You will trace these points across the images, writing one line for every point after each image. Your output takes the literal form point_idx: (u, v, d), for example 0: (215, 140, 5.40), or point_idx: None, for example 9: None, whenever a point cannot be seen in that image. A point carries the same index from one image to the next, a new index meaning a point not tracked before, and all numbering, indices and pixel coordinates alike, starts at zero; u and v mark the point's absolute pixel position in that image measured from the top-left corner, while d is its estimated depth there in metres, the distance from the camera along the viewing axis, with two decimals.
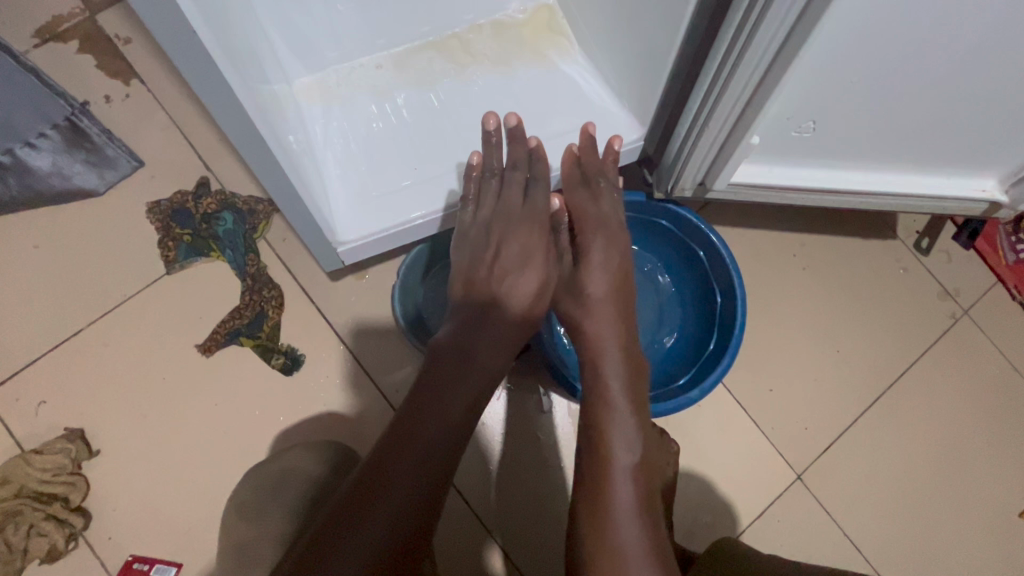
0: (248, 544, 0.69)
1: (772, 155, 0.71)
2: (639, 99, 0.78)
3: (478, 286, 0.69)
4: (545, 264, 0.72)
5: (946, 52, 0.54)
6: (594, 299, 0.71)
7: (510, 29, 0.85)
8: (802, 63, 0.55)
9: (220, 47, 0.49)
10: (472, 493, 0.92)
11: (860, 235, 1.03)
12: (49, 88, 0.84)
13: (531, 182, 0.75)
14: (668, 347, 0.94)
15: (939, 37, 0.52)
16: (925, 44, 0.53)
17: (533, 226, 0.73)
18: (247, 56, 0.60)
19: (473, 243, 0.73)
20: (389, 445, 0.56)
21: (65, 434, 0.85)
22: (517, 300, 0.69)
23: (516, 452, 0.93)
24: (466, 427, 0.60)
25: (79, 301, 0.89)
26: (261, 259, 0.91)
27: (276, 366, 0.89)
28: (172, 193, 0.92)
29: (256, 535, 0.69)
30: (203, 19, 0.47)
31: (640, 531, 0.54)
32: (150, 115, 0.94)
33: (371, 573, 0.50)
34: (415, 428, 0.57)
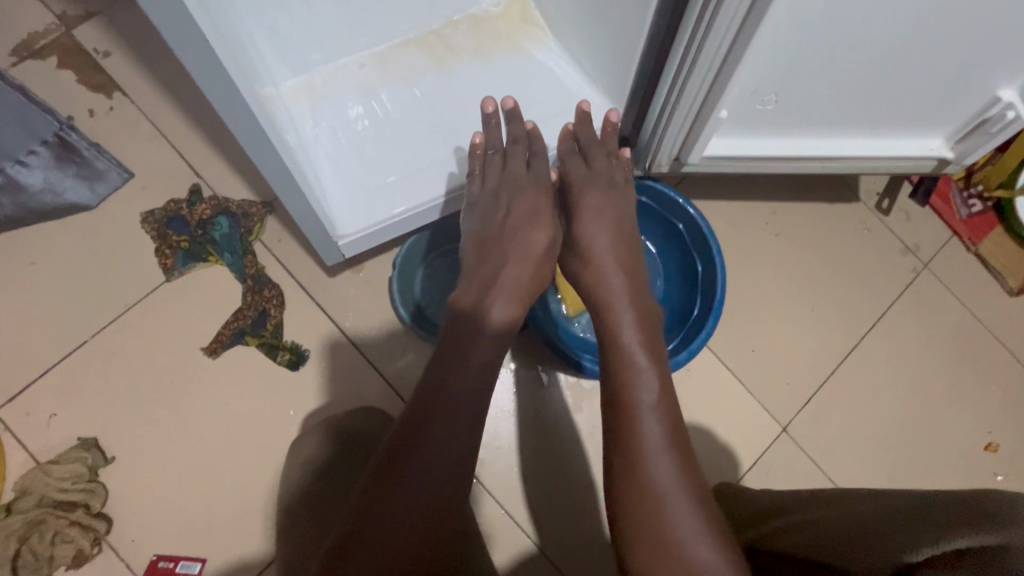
0: (299, 503, 0.77)
1: (740, 127, 0.76)
2: (613, 82, 0.82)
3: (489, 252, 0.72)
4: (551, 228, 0.75)
5: (887, 25, 0.59)
6: (602, 255, 0.73)
7: (486, 22, 0.89)
8: (760, 40, 0.60)
9: (220, 53, 0.52)
10: (485, 466, 0.97)
11: (826, 200, 1.10)
12: (35, 105, 0.84)
13: (531, 156, 0.79)
14: None
15: (880, 11, 0.57)
16: (868, 18, 0.58)
17: (536, 193, 0.77)
18: (239, 61, 0.63)
19: (481, 213, 0.76)
20: (417, 410, 0.60)
21: (79, 443, 0.87)
22: (526, 263, 0.72)
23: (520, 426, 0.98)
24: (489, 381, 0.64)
25: (80, 314, 0.91)
26: (259, 260, 0.94)
27: (282, 362, 0.92)
28: (164, 202, 0.94)
29: (303, 494, 0.77)
30: (205, 28, 0.50)
31: (670, 466, 0.56)
32: (136, 126, 0.95)
33: (422, 513, 0.56)
34: (440, 393, 0.61)
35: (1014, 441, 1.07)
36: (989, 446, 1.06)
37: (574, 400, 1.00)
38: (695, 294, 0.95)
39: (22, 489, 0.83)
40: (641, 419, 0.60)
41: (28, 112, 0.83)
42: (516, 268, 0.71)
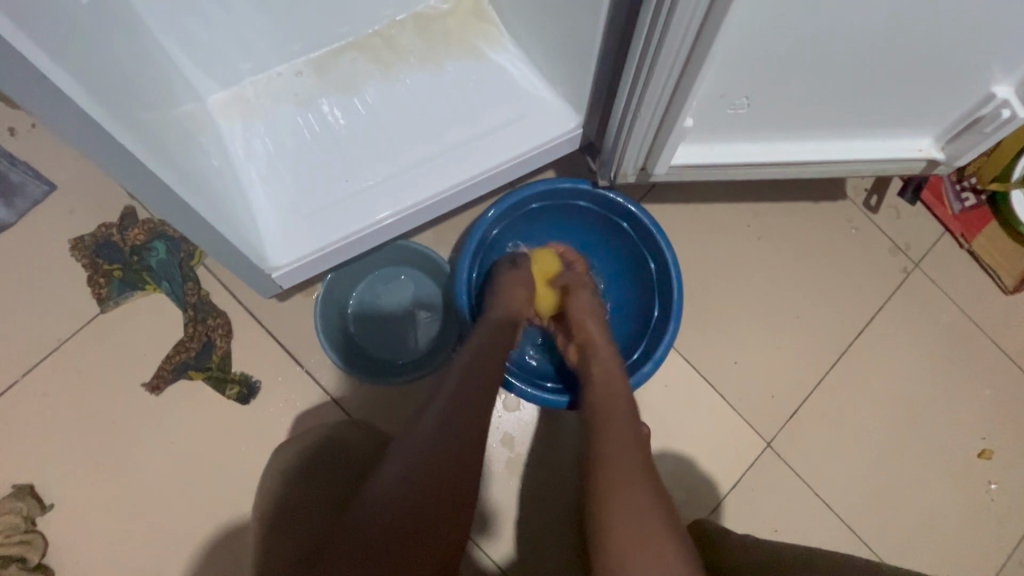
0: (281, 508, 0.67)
1: (710, 133, 0.69)
2: (573, 85, 0.75)
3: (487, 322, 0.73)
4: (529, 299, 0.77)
5: (866, 20, 0.53)
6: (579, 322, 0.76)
7: (434, 21, 0.81)
8: (723, 41, 0.53)
9: (87, 82, 0.45)
10: None
11: (812, 199, 1.04)
12: None
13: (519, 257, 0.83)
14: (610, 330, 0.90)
15: (857, 7, 0.51)
16: (844, 14, 0.52)
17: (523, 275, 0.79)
18: (139, 82, 0.56)
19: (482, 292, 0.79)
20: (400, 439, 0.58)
21: (15, 491, 0.81)
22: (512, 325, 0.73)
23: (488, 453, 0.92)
24: (463, 388, 0.62)
25: (11, 351, 0.84)
26: (202, 287, 0.87)
27: (231, 396, 0.86)
28: (96, 227, 0.87)
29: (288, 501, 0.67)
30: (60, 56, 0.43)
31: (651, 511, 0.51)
32: (61, 145, 0.88)
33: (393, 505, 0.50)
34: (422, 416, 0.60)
35: (1008, 448, 1.02)
36: (982, 453, 1.01)
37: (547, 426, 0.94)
38: (654, 295, 0.86)
39: None
40: (619, 423, 0.61)
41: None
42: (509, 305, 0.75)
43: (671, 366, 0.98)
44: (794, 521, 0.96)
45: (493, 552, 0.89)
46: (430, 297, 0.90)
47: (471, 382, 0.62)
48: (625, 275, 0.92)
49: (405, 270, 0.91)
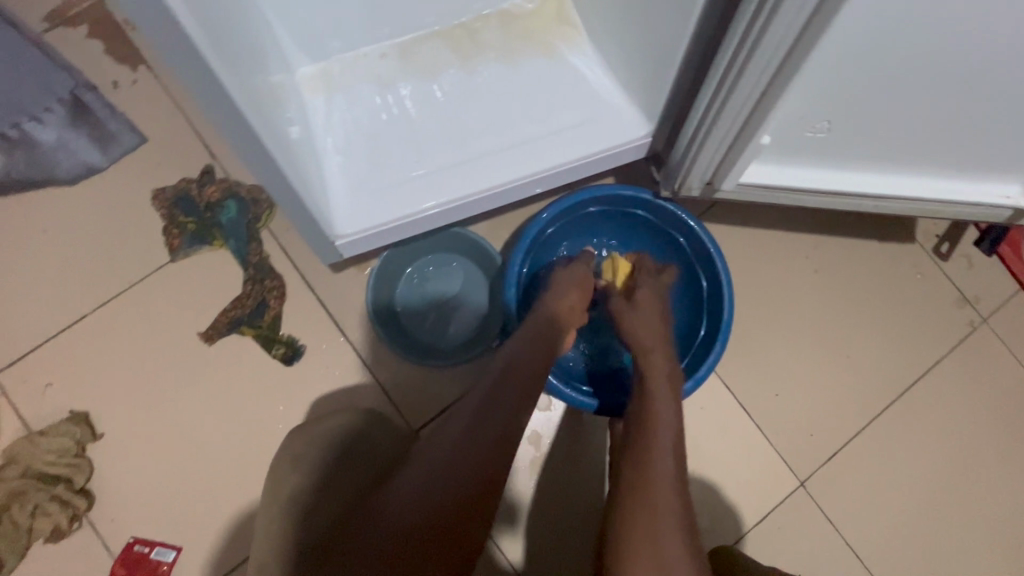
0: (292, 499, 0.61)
1: (784, 155, 0.68)
2: (648, 93, 0.75)
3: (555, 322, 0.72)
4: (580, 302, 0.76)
5: (970, 53, 0.51)
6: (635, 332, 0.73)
7: (518, 19, 0.83)
8: (815, 59, 0.52)
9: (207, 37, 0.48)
10: None
11: (878, 238, 1.00)
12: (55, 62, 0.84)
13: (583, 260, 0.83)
14: None
15: (963, 38, 0.49)
16: (947, 45, 0.50)
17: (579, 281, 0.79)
18: (244, 45, 0.60)
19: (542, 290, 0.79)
20: (440, 436, 0.59)
21: (71, 416, 0.86)
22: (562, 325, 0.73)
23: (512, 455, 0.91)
24: (480, 405, 0.61)
25: (85, 285, 0.90)
26: (264, 249, 0.91)
27: (277, 356, 0.89)
28: (177, 180, 0.92)
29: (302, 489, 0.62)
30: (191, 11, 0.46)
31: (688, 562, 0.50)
32: (157, 101, 0.94)
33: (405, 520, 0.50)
34: (467, 415, 0.60)
35: None
36: None
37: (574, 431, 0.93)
38: (700, 313, 0.85)
39: (9, 456, 0.83)
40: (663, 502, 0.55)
41: (46, 68, 0.83)
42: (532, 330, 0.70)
43: (709, 390, 0.96)
44: (820, 568, 0.92)
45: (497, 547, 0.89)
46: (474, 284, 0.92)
47: (511, 390, 0.62)
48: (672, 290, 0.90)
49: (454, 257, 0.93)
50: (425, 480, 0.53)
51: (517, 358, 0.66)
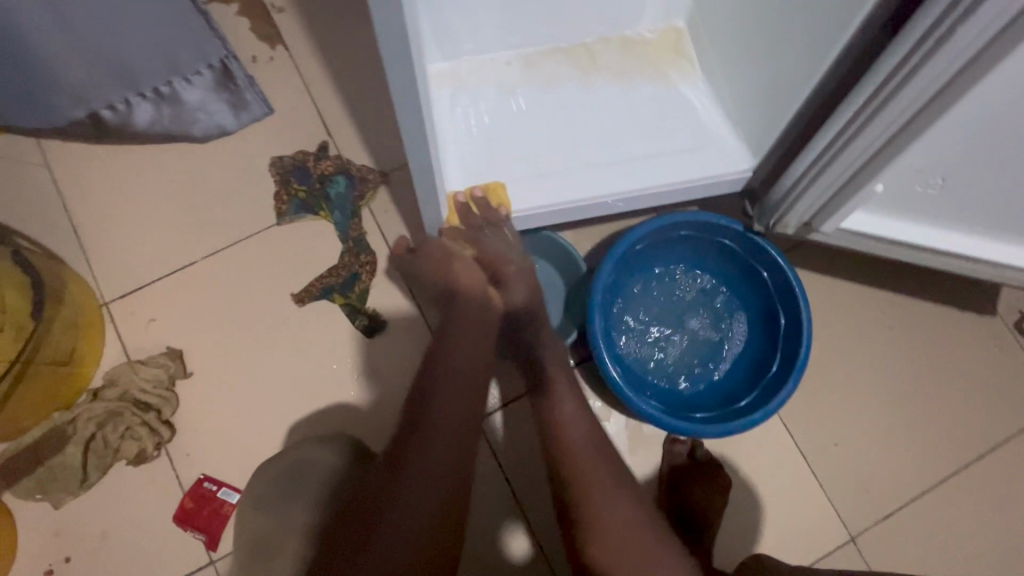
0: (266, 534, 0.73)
1: (890, 209, 0.71)
2: (758, 129, 0.78)
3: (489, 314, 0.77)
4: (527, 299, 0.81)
5: None
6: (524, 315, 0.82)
7: (637, 45, 0.88)
8: (948, 117, 0.56)
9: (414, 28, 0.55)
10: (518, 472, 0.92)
11: (958, 304, 0.99)
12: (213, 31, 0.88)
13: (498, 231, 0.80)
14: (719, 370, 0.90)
15: None
16: None
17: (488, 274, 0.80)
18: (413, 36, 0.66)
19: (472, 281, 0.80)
20: (418, 420, 0.65)
21: (167, 350, 0.92)
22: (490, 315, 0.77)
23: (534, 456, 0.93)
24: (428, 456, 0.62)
25: (199, 235, 0.98)
26: (363, 225, 0.97)
27: (359, 326, 0.94)
28: (294, 151, 1.00)
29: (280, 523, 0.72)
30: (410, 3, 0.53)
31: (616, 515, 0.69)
32: (288, 78, 1.02)
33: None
34: (440, 404, 0.65)
35: None
36: None
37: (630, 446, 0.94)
38: (775, 345, 0.86)
39: (110, 378, 0.89)
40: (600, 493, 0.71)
41: (199, 36, 0.87)
42: (465, 322, 0.74)
43: (768, 427, 0.96)
44: None
45: (524, 544, 0.90)
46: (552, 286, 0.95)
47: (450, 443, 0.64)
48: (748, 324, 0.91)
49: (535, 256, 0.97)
50: (430, 469, 0.61)
51: (469, 346, 0.72)
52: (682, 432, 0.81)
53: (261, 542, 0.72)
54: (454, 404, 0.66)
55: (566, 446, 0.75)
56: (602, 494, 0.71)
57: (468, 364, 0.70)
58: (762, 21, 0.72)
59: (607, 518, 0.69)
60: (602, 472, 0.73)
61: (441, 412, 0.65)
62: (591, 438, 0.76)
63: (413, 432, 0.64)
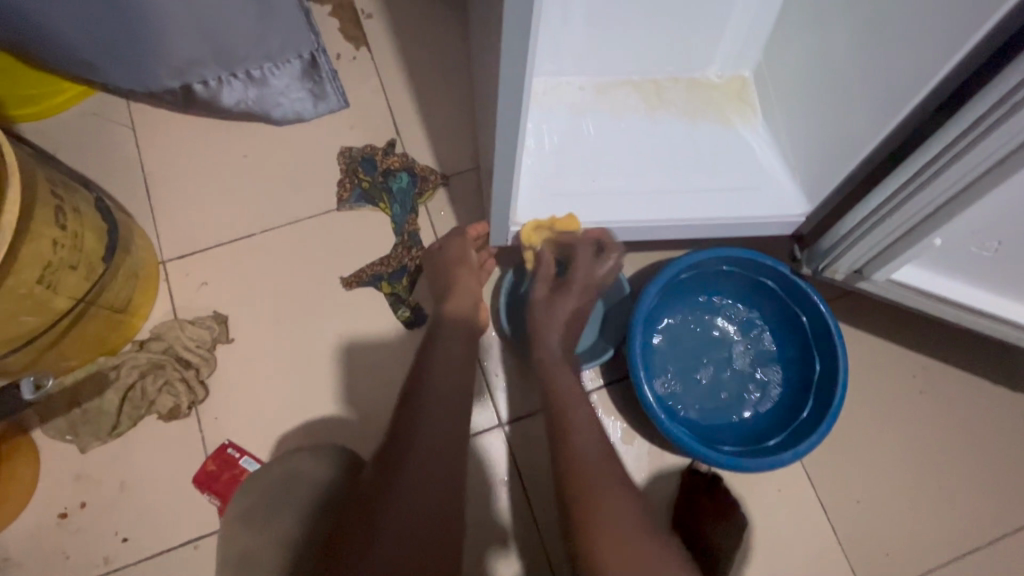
0: (254, 553, 0.72)
1: (939, 263, 0.75)
2: (814, 178, 0.82)
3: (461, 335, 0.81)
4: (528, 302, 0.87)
5: None
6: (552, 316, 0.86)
7: (703, 87, 0.92)
8: (1010, 183, 0.59)
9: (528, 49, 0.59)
10: (532, 481, 0.93)
11: (992, 378, 1.00)
12: (309, 25, 0.96)
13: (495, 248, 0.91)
14: (749, 407, 0.90)
15: None
16: None
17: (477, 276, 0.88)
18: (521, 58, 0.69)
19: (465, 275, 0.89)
20: (405, 434, 0.66)
21: (213, 314, 0.95)
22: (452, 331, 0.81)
23: (527, 473, 0.93)
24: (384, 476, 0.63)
25: (261, 210, 1.02)
26: (418, 222, 1.01)
27: (400, 317, 0.97)
28: (364, 145, 1.05)
29: (265, 543, 0.72)
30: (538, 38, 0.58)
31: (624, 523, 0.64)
32: (366, 78, 1.09)
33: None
34: (424, 425, 0.67)
35: None
36: None
37: (650, 473, 0.94)
38: (807, 390, 0.87)
39: (156, 333, 0.92)
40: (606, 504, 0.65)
41: (295, 31, 0.95)
42: (453, 350, 0.78)
43: (791, 474, 0.95)
44: None
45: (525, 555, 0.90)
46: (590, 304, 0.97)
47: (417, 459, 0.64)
48: (781, 366, 0.91)
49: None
50: (421, 476, 0.62)
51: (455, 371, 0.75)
52: (710, 462, 0.81)
53: (246, 562, 0.72)
54: (440, 424, 0.68)
55: (573, 460, 0.70)
56: (610, 507, 0.65)
57: (455, 389, 0.72)
58: (825, 78, 0.77)
59: (626, 538, 0.62)
60: (611, 483, 0.68)
61: (426, 431, 0.67)
62: (606, 462, 0.71)
63: (402, 447, 0.65)
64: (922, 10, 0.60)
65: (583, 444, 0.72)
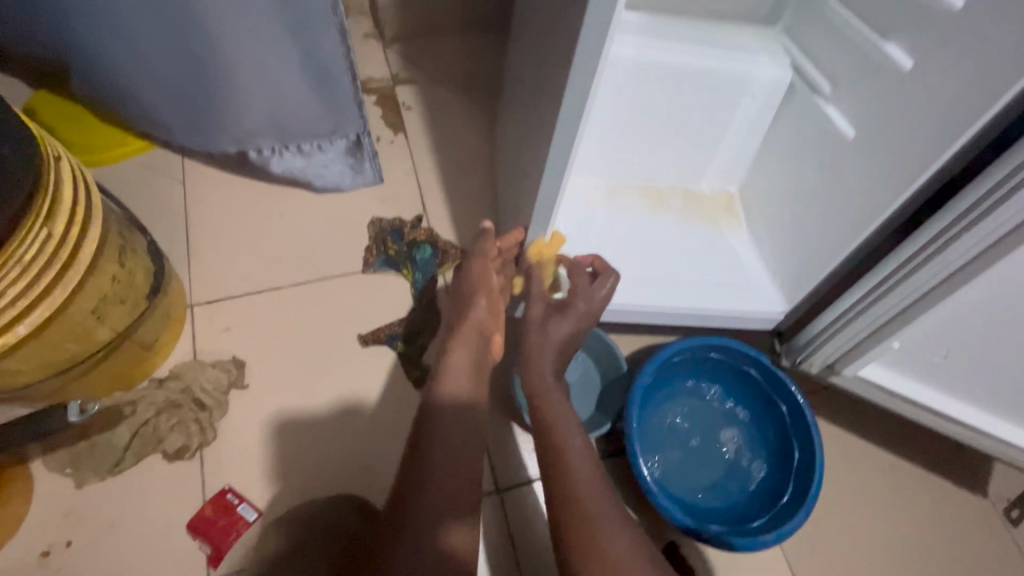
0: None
1: (898, 361, 0.87)
2: (792, 282, 0.94)
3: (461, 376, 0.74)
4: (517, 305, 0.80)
5: None
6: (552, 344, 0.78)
7: (698, 196, 1.05)
8: (958, 294, 0.73)
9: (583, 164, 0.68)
10: (525, 552, 0.94)
11: (953, 480, 1.07)
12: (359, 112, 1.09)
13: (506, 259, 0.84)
14: (734, 489, 0.96)
15: None
16: None
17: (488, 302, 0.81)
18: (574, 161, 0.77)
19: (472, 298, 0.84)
20: (406, 469, 0.66)
21: (231, 360, 0.99)
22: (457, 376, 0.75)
23: (521, 544, 0.95)
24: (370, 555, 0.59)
25: (291, 266, 1.10)
26: (436, 289, 1.09)
27: (411, 377, 1.02)
28: (393, 217, 1.16)
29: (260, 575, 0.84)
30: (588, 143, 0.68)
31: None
32: (401, 160, 1.22)
33: None
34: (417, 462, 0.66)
35: None
36: None
37: None
38: (788, 476, 0.93)
39: (176, 372, 0.96)
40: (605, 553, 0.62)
41: (348, 115, 1.08)
42: (452, 376, 0.74)
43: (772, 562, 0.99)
44: None
45: None
46: (589, 379, 1.03)
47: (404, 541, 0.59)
48: (763, 452, 0.98)
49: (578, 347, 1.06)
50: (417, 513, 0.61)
51: (450, 395, 0.72)
52: (697, 537, 0.85)
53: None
54: (434, 454, 0.66)
55: (569, 502, 0.67)
56: (606, 533, 0.63)
57: (451, 417, 0.70)
58: (801, 201, 0.91)
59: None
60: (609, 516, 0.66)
61: (421, 462, 0.66)
62: (599, 496, 0.68)
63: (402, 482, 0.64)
64: (884, 161, 0.75)
65: (582, 480, 0.69)
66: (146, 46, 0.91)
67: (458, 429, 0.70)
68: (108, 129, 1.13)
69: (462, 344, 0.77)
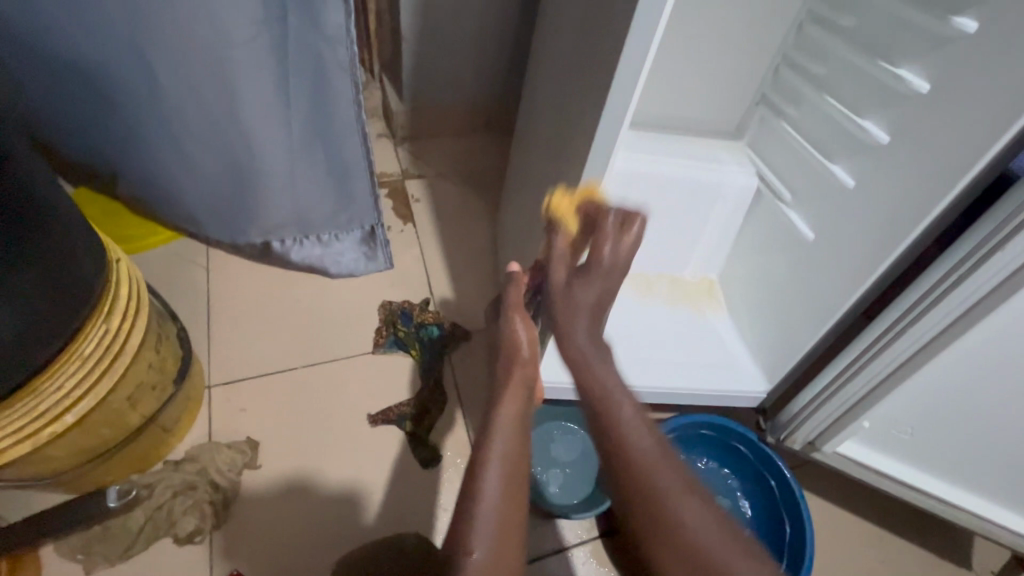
0: None
1: (872, 438, 0.95)
2: (772, 363, 1.03)
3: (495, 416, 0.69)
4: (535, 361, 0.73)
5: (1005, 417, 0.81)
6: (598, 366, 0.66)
7: (683, 284, 1.16)
8: (916, 378, 0.83)
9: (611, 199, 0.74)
10: None
11: (939, 552, 1.12)
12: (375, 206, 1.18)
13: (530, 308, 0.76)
14: None
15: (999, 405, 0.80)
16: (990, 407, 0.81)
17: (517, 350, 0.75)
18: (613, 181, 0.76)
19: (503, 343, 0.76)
20: (456, 546, 0.60)
21: (244, 440, 1.03)
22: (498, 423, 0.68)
23: None
24: None
25: (305, 347, 1.16)
26: (442, 369, 1.16)
27: (418, 456, 1.06)
28: (402, 300, 1.25)
29: None
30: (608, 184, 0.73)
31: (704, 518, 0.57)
32: (410, 247, 1.33)
33: None
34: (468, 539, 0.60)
35: None
36: None
37: None
38: (781, 551, 0.98)
39: (192, 454, 0.99)
40: (676, 500, 0.58)
41: (365, 209, 1.19)
42: (495, 431, 0.67)
43: None
44: None
45: None
46: (589, 456, 1.09)
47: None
48: (757, 527, 1.03)
49: (576, 424, 1.12)
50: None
51: (497, 453, 0.65)
52: None
53: None
54: (484, 528, 0.61)
55: (635, 469, 0.60)
56: (676, 507, 0.57)
57: (499, 481, 0.64)
58: (773, 290, 1.02)
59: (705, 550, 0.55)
60: (680, 504, 0.58)
61: (473, 539, 0.60)
62: (665, 464, 0.61)
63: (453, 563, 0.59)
64: (841, 261, 0.87)
65: (642, 452, 0.61)
66: (194, 155, 1.03)
67: (509, 489, 0.64)
68: (141, 221, 1.23)
69: (503, 398, 0.70)
